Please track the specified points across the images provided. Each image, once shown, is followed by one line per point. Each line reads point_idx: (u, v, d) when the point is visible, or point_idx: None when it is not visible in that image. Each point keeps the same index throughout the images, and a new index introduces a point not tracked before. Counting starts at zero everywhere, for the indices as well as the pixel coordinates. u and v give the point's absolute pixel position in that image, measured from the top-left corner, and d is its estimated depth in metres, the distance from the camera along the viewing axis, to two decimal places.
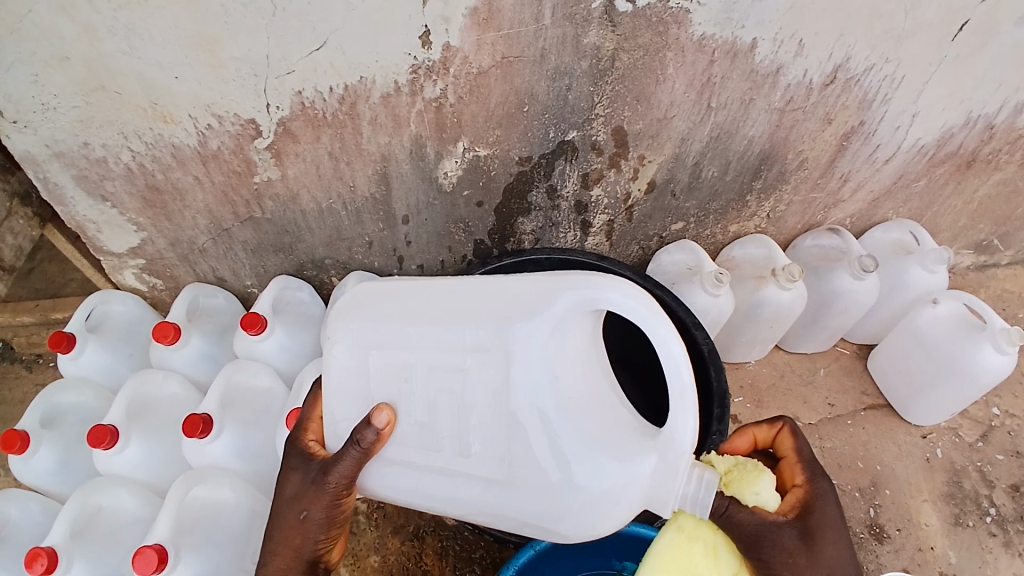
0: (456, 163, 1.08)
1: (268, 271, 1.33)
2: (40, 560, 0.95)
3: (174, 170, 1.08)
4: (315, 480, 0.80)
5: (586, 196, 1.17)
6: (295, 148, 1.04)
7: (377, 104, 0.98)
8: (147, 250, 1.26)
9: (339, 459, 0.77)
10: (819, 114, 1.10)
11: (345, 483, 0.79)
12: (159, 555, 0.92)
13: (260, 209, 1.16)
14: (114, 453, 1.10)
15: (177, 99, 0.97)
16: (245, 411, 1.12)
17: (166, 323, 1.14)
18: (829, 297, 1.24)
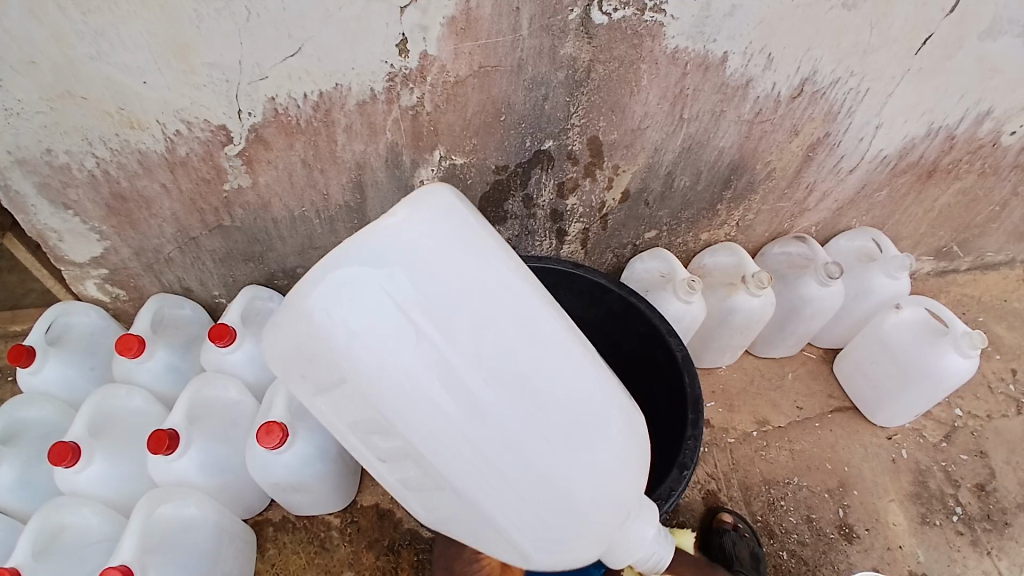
0: (433, 171, 1.08)
1: (238, 281, 1.30)
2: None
3: (141, 177, 1.05)
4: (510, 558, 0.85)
5: (562, 205, 1.18)
6: (268, 155, 1.03)
7: (353, 111, 0.97)
8: (110, 259, 1.22)
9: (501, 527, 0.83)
10: (787, 126, 1.14)
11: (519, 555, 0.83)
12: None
13: (230, 217, 1.14)
14: (75, 472, 1.06)
15: (145, 105, 0.94)
16: (214, 425, 1.10)
17: (130, 335, 1.11)
18: (797, 304, 1.27)
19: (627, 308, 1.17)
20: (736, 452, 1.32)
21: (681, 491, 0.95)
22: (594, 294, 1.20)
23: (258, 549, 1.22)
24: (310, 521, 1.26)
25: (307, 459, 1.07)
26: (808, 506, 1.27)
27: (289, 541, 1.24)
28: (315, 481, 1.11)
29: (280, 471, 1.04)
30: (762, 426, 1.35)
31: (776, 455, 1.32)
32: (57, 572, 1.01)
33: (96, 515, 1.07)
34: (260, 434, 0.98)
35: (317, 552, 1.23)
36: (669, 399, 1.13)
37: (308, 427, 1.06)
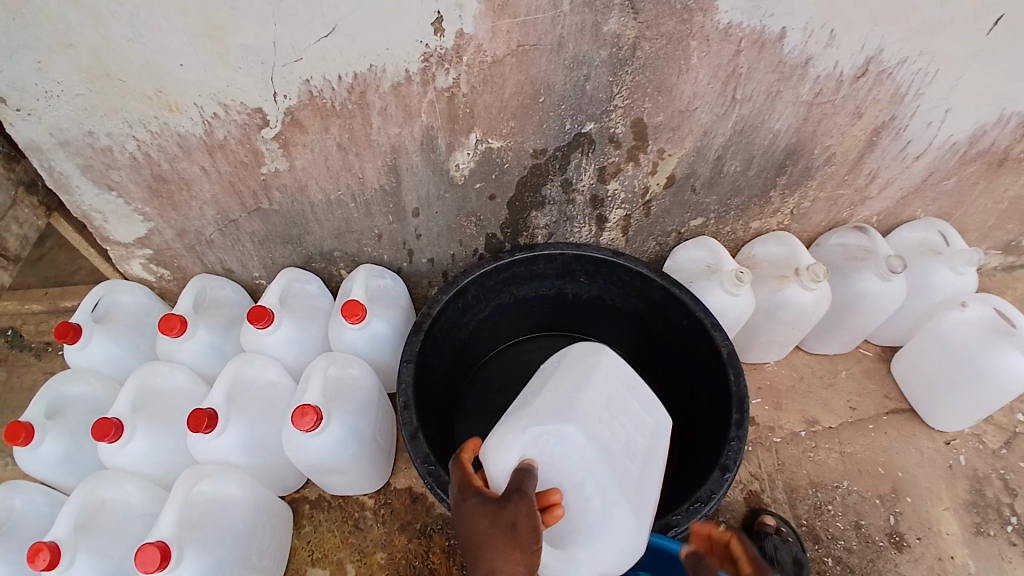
0: (468, 155, 1.05)
1: (276, 263, 1.31)
2: (41, 556, 0.95)
3: (181, 160, 1.06)
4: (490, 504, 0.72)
5: (603, 190, 1.13)
6: (302, 138, 1.02)
7: (387, 93, 0.94)
8: (154, 240, 1.24)
9: (509, 500, 0.65)
10: (849, 108, 1.05)
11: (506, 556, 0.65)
12: (160, 554, 0.90)
13: (268, 200, 1.14)
14: (120, 446, 1.10)
15: (182, 88, 0.94)
16: (252, 404, 1.11)
17: (172, 315, 1.13)
18: (853, 298, 1.19)
19: (669, 299, 1.12)
20: (782, 452, 1.26)
21: (722, 495, 0.91)
22: (635, 283, 1.17)
23: (294, 525, 1.25)
24: (344, 501, 1.27)
25: (341, 443, 1.07)
26: (857, 512, 1.20)
27: (325, 519, 1.25)
28: (348, 465, 1.12)
29: (313, 453, 1.05)
30: (810, 426, 1.28)
31: (825, 457, 1.25)
32: (101, 543, 1.05)
33: (136, 491, 1.12)
34: (294, 415, 0.98)
35: (350, 532, 1.24)
36: (709, 396, 1.08)
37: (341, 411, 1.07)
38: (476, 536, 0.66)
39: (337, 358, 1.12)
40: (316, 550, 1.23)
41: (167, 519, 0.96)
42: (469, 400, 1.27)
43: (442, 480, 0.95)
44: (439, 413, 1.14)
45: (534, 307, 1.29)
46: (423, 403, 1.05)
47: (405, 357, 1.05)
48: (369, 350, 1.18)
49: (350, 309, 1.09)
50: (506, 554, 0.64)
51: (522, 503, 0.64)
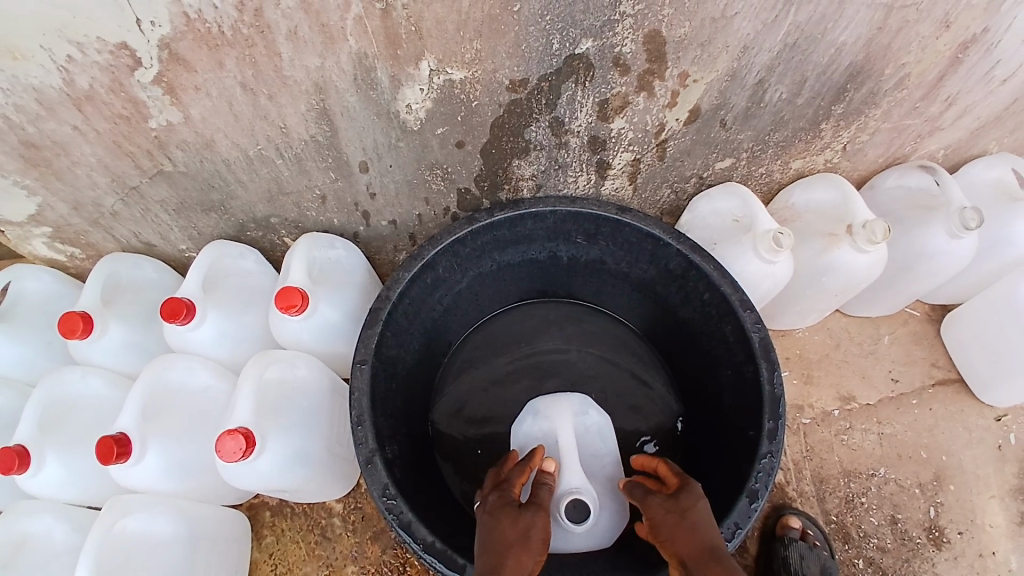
0: (422, 91, 0.78)
1: (204, 235, 1.06)
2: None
3: (44, 118, 0.79)
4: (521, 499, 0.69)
5: (604, 130, 0.86)
6: (193, 79, 0.74)
7: (294, 9, 0.66)
8: (48, 217, 0.99)
9: (527, 507, 0.67)
10: (940, 11, 0.77)
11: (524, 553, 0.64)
12: None
13: (170, 161, 0.87)
14: (29, 476, 0.89)
15: (17, 23, 0.67)
16: (176, 419, 0.89)
17: (72, 313, 0.89)
18: (913, 258, 0.95)
19: (688, 268, 0.89)
20: (812, 436, 1.07)
21: (746, 528, 0.74)
22: (644, 246, 0.93)
23: (255, 536, 1.08)
24: (310, 506, 1.09)
25: (287, 463, 0.87)
26: (893, 504, 1.03)
27: (288, 528, 1.08)
28: (299, 484, 0.92)
29: (251, 479, 0.85)
30: (845, 403, 1.09)
31: (860, 440, 1.07)
32: None
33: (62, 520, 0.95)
34: (221, 440, 0.77)
35: (318, 542, 1.08)
36: (736, 388, 0.88)
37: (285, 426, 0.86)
38: (500, 543, 0.64)
39: (276, 358, 0.89)
40: (280, 564, 1.07)
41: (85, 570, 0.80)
42: (444, 390, 1.06)
43: (406, 519, 0.76)
44: (406, 418, 0.93)
45: (518, 275, 1.05)
46: (383, 414, 0.85)
47: (359, 356, 0.82)
48: (320, 343, 0.96)
49: (285, 299, 0.85)
50: (518, 557, 0.63)
51: (540, 514, 0.66)
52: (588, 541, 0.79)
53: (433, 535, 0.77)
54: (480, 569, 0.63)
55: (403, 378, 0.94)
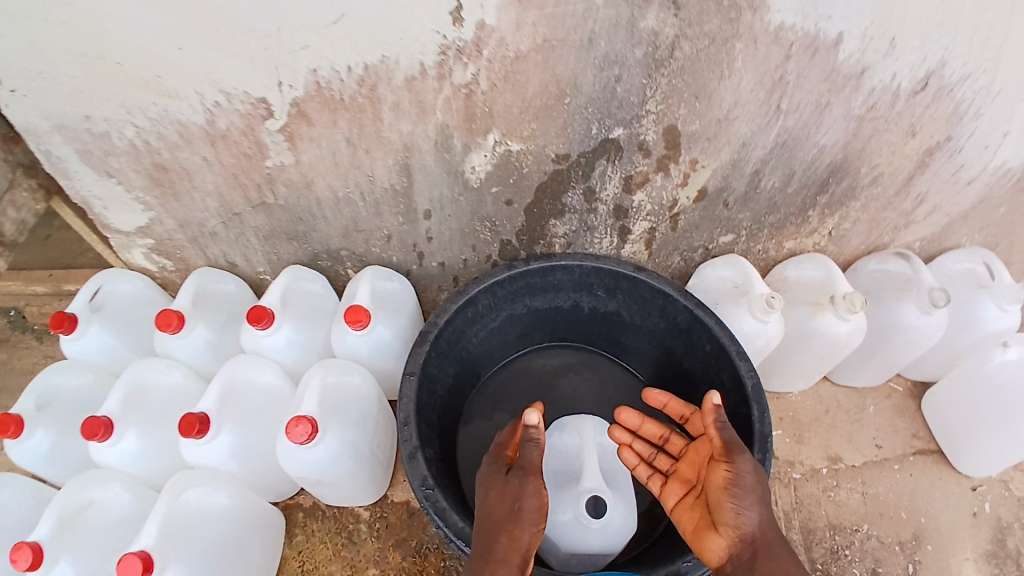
0: (485, 157, 0.98)
1: (281, 260, 1.25)
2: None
3: (182, 149, 0.99)
4: (519, 472, 0.79)
5: (627, 201, 1.05)
6: (310, 132, 0.95)
7: (399, 87, 0.88)
8: (156, 230, 1.18)
9: (516, 478, 0.79)
10: (903, 125, 0.96)
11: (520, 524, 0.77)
12: (144, 563, 0.84)
13: (273, 195, 1.08)
14: (111, 444, 1.03)
15: (182, 74, 0.88)
16: (247, 410, 1.03)
17: (169, 310, 1.07)
18: (889, 331, 1.10)
19: (693, 322, 1.04)
20: (801, 490, 1.17)
21: None
22: (657, 301, 1.09)
23: (287, 533, 1.18)
24: (339, 512, 1.20)
25: (338, 456, 1.00)
26: (875, 558, 1.12)
27: (318, 529, 1.19)
28: (343, 478, 1.05)
29: (307, 466, 0.98)
30: (833, 463, 1.20)
31: (846, 498, 1.17)
32: (86, 546, 0.99)
33: (126, 491, 1.06)
34: (290, 426, 0.91)
35: (343, 545, 1.18)
36: (734, 429, 1.00)
37: (341, 422, 1.00)
38: (494, 516, 0.77)
39: (335, 365, 1.04)
40: (308, 561, 1.16)
41: (153, 526, 0.89)
42: (472, 415, 1.19)
43: (441, 506, 0.89)
44: (440, 430, 1.07)
45: (543, 320, 1.21)
46: (424, 420, 0.99)
47: (408, 368, 0.98)
48: (372, 357, 1.11)
49: (353, 315, 1.02)
50: (510, 535, 0.76)
51: (526, 482, 0.78)
52: (600, 542, 0.88)
53: (463, 522, 0.89)
54: (478, 538, 0.77)
55: (440, 394, 1.08)
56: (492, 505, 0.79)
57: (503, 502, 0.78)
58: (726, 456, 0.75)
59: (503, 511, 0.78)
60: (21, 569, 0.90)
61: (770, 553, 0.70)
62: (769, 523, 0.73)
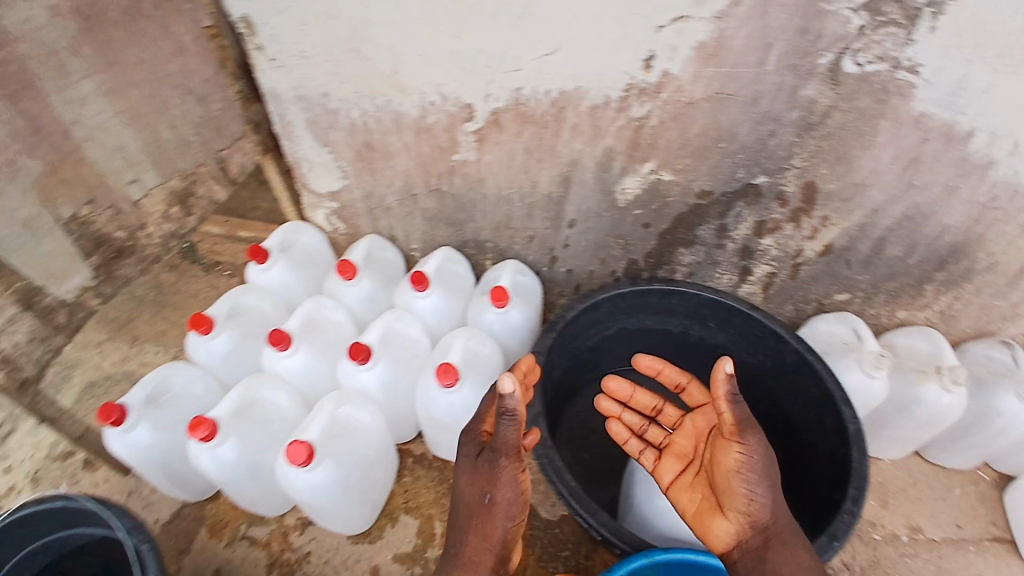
0: (638, 182, 1.15)
1: (434, 241, 1.46)
2: (112, 417, 1.07)
3: (391, 134, 1.22)
4: (493, 460, 0.84)
5: (756, 243, 1.19)
6: (497, 137, 1.16)
7: (584, 113, 1.07)
8: (343, 197, 1.42)
9: (491, 464, 0.84)
10: (1021, 220, 1.03)
11: (495, 509, 0.85)
12: (308, 452, 1.01)
13: (448, 185, 1.30)
14: (284, 358, 1.22)
15: (414, 74, 1.11)
16: (397, 354, 1.23)
17: (347, 261, 1.31)
18: (987, 413, 1.17)
19: (801, 364, 1.15)
20: (880, 550, 1.21)
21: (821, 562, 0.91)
22: (766, 339, 1.20)
23: (397, 473, 1.35)
24: (444, 465, 1.37)
25: (468, 408, 1.17)
26: None
27: (424, 475, 1.35)
28: (466, 429, 1.21)
29: (442, 410, 1.16)
30: (913, 532, 1.23)
31: (922, 568, 1.19)
32: (251, 435, 1.13)
33: (287, 399, 1.20)
34: (440, 372, 1.09)
35: (444, 494, 1.33)
36: (831, 468, 1.09)
37: (476, 379, 1.17)
38: (473, 503, 0.86)
39: (475, 333, 1.21)
40: (410, 500, 1.33)
41: (317, 426, 1.09)
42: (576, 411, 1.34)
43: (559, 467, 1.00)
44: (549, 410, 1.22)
45: (654, 339, 1.35)
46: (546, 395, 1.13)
47: (535, 349, 1.15)
48: (503, 334, 1.28)
49: (497, 294, 1.21)
50: (488, 526, 0.85)
51: (505, 469, 0.84)
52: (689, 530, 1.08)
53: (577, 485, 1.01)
54: (459, 518, 0.87)
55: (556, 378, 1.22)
56: (470, 488, 0.86)
57: (479, 488, 0.85)
58: (739, 433, 0.81)
59: (480, 496, 0.85)
60: (199, 438, 1.05)
61: (782, 539, 0.80)
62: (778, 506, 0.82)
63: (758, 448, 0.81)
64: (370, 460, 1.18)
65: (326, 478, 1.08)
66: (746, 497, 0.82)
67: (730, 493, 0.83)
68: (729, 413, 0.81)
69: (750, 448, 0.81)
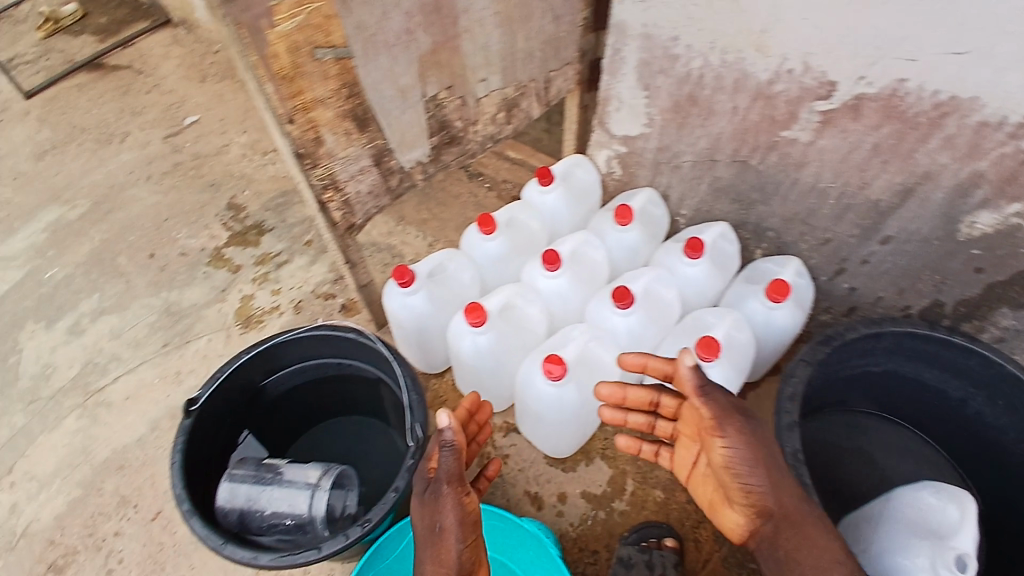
0: (994, 219, 1.09)
1: (709, 213, 1.46)
2: (405, 278, 1.25)
3: (723, 92, 1.23)
4: (441, 488, 0.82)
5: None
6: (847, 124, 1.13)
7: (969, 124, 1.01)
8: (636, 144, 1.45)
9: (442, 485, 0.82)
10: None
11: (452, 533, 0.81)
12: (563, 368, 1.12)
13: (760, 159, 1.28)
14: (548, 277, 1.32)
15: (784, 39, 1.09)
16: (653, 313, 1.28)
17: (628, 208, 1.35)
18: None
19: None
20: None
21: None
22: None
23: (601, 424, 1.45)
24: (647, 431, 1.46)
25: None
26: None
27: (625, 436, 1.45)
28: None
29: None
30: None
31: None
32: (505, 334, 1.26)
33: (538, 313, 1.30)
34: (702, 346, 1.15)
35: (642, 460, 1.42)
36: None
37: (729, 362, 1.22)
38: (429, 528, 0.83)
39: (737, 319, 1.24)
40: (609, 453, 1.43)
41: (573, 350, 1.18)
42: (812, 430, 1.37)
43: (804, 483, 1.06)
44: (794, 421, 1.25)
45: (923, 394, 1.30)
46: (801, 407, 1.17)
47: (805, 356, 1.19)
48: (762, 328, 1.32)
49: (778, 288, 1.23)
50: (441, 552, 0.80)
51: (450, 488, 0.81)
52: None
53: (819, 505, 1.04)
54: (420, 542, 0.84)
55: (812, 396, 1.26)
56: (422, 513, 0.84)
57: (434, 511, 0.82)
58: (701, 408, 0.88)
59: (430, 523, 0.83)
60: (470, 321, 1.20)
61: (804, 516, 0.86)
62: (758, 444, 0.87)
63: (749, 444, 0.86)
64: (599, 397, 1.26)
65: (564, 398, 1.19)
66: (738, 470, 0.86)
67: (729, 488, 0.88)
68: (709, 416, 0.87)
69: (736, 442, 0.86)
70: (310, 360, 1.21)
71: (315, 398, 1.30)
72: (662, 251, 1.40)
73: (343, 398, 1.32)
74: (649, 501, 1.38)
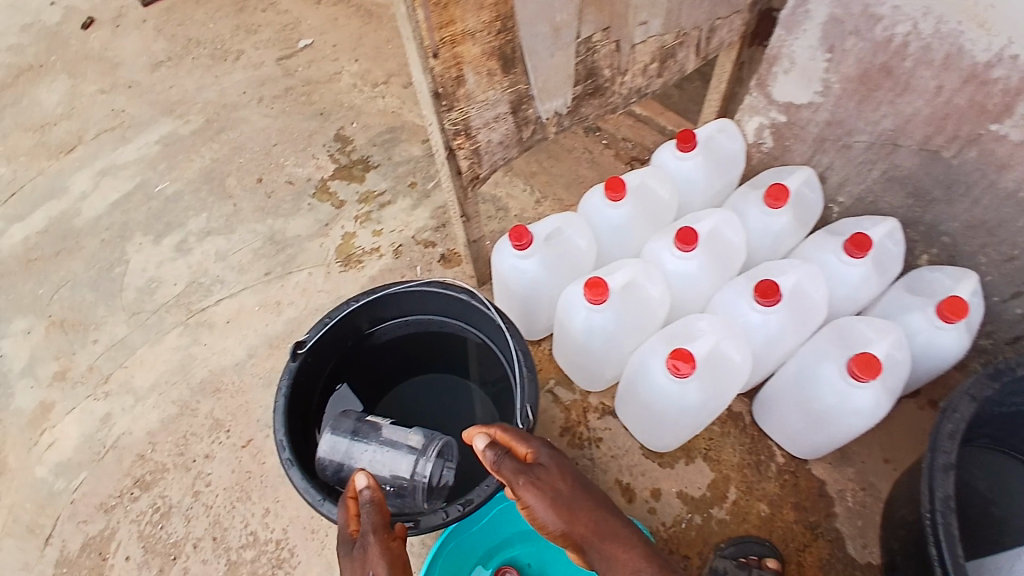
0: None
1: (872, 205, 1.28)
2: (522, 242, 1.15)
3: (927, 67, 1.05)
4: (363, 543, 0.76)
5: None
6: None
7: None
8: (800, 113, 1.28)
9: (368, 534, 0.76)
10: None
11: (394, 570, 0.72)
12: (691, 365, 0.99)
13: (955, 152, 1.10)
14: (679, 256, 1.17)
15: (1015, 17, 0.92)
16: (798, 314, 1.13)
17: (783, 188, 1.17)
18: None
19: None
20: None
21: None
22: None
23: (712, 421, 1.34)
24: (758, 438, 1.33)
25: (860, 410, 1.09)
26: None
27: (734, 440, 1.33)
28: (838, 427, 1.15)
29: (831, 399, 1.11)
30: None
31: None
32: (623, 314, 1.14)
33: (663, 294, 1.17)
34: (858, 364, 1.01)
35: (749, 468, 1.30)
36: None
37: (883, 384, 1.07)
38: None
39: (897, 335, 1.08)
40: (713, 454, 1.31)
41: (704, 346, 1.05)
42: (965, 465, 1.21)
43: (949, 533, 0.91)
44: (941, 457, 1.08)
45: None
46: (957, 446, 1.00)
47: (970, 391, 1.00)
48: (922, 345, 1.15)
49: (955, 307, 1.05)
50: None
51: (375, 536, 0.76)
52: None
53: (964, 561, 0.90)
54: None
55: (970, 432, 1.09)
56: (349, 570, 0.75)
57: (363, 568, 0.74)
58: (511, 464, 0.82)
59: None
60: (589, 297, 1.08)
61: (601, 525, 0.77)
62: (565, 499, 0.78)
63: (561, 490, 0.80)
64: (725, 401, 1.14)
65: (688, 398, 1.09)
66: (542, 523, 0.78)
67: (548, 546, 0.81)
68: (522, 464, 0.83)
69: (545, 494, 0.78)
70: (413, 315, 1.16)
71: (412, 350, 1.24)
72: (812, 242, 1.24)
73: (440, 356, 1.26)
74: (751, 514, 1.26)
